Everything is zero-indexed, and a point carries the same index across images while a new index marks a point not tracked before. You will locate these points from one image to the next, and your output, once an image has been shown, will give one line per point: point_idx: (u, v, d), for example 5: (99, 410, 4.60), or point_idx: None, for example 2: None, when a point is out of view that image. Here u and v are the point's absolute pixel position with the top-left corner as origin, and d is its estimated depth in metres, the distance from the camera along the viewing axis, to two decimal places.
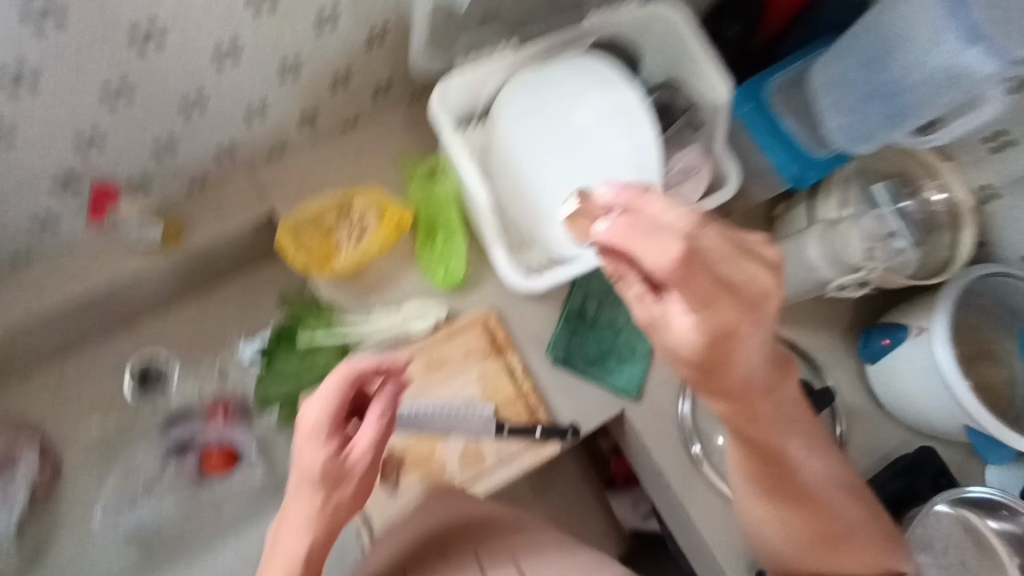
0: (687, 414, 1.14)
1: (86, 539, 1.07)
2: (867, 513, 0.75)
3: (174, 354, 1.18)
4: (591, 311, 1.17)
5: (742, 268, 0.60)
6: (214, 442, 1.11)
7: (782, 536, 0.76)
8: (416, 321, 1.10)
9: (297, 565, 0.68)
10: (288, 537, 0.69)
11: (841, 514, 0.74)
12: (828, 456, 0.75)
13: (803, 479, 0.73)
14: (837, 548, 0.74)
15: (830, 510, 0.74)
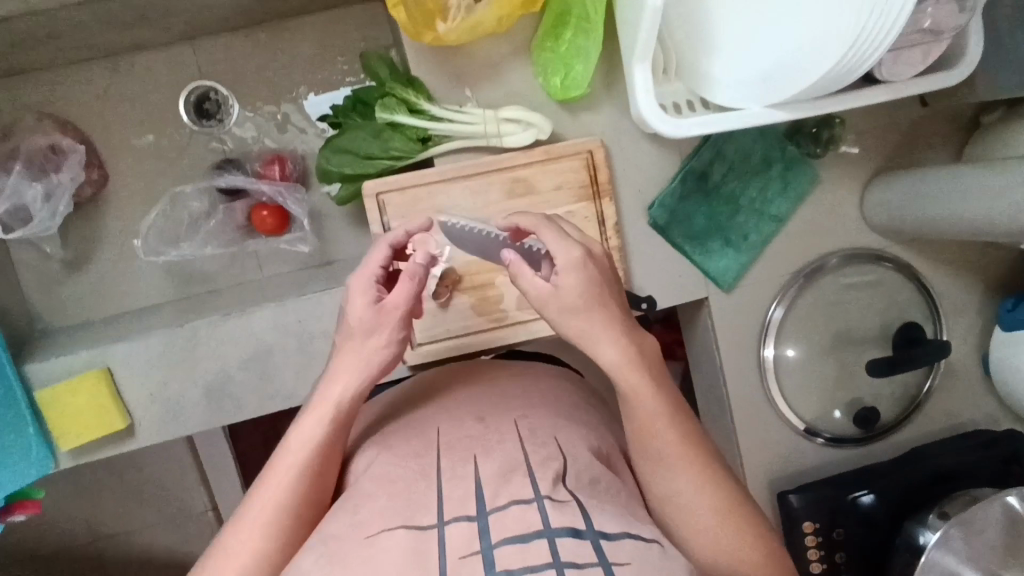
0: (810, 289, 1.03)
1: (129, 256, 1.04)
2: (739, 528, 0.64)
3: (226, 105, 1.03)
4: (766, 149, 0.98)
5: (557, 243, 0.67)
6: (266, 199, 1.00)
7: (727, 550, 0.64)
8: (491, 138, 0.91)
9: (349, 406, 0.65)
10: (340, 380, 0.65)
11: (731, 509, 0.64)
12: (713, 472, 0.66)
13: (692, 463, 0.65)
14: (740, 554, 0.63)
15: (714, 493, 0.65)
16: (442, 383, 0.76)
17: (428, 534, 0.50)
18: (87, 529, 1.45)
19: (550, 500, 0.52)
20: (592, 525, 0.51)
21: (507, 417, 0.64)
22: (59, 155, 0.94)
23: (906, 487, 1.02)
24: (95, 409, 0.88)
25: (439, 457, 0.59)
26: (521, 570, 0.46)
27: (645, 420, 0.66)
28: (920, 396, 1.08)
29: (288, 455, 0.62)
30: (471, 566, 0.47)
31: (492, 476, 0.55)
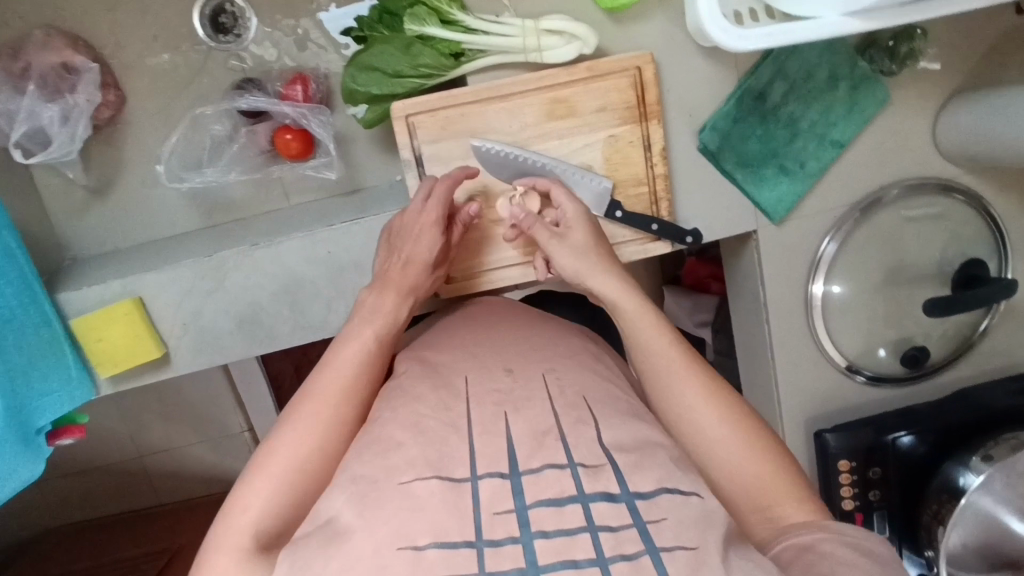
0: (859, 224, 0.96)
1: (153, 183, 1.01)
2: (756, 443, 0.63)
3: (240, 18, 0.96)
4: (833, 60, 0.87)
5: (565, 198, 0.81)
6: (290, 122, 0.94)
7: (739, 470, 0.62)
8: (534, 51, 0.82)
9: (374, 350, 0.69)
10: (364, 327, 0.70)
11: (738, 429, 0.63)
12: (733, 408, 0.64)
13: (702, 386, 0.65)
14: (761, 473, 0.62)
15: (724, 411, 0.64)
16: (468, 333, 0.77)
17: (462, 485, 0.52)
18: (134, 446, 1.52)
19: (585, 466, 0.54)
20: (628, 487, 0.52)
21: (535, 369, 0.67)
22: (73, 74, 0.89)
23: (950, 425, 0.99)
24: (130, 337, 0.88)
25: (470, 409, 0.61)
26: (557, 533, 0.49)
27: (649, 345, 0.68)
28: (971, 336, 1.03)
29: (321, 388, 0.64)
30: (505, 525, 0.50)
31: (525, 435, 0.57)
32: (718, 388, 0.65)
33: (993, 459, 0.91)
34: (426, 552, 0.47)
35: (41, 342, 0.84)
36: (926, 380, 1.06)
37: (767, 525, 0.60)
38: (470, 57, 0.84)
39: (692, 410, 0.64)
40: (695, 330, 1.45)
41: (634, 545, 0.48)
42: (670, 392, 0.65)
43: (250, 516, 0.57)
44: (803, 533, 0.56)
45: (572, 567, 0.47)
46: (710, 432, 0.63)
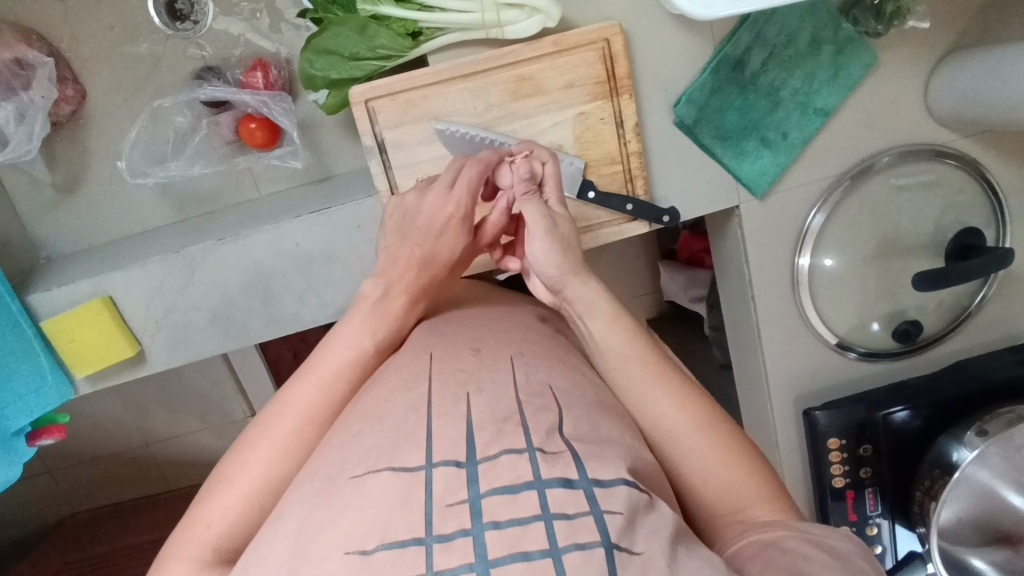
0: (847, 196, 0.92)
1: (122, 178, 0.99)
2: (723, 445, 0.59)
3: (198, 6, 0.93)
4: (816, 23, 0.82)
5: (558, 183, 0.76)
6: (251, 110, 0.91)
7: (705, 468, 0.59)
8: (495, 28, 0.78)
9: (364, 360, 0.65)
10: (352, 328, 0.66)
11: (704, 424, 0.60)
12: (696, 403, 0.61)
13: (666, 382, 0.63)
14: (727, 475, 0.58)
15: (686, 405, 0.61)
16: (441, 316, 0.74)
17: (416, 477, 0.48)
18: (140, 434, 1.54)
19: (543, 451, 0.50)
20: (587, 472, 0.48)
21: (503, 352, 0.64)
22: (27, 70, 0.87)
23: (948, 399, 0.95)
24: (101, 336, 0.87)
25: (431, 388, 0.57)
26: (508, 523, 0.45)
27: (618, 346, 0.66)
28: (968, 308, 0.99)
29: (296, 401, 0.62)
30: (457, 515, 0.45)
31: (485, 420, 0.53)
32: (687, 389, 0.63)
33: (988, 434, 0.87)
34: (374, 555, 0.43)
35: (11, 347, 0.84)
36: (921, 353, 1.02)
37: (735, 523, 0.55)
38: (429, 36, 0.80)
39: (653, 405, 0.62)
40: (690, 305, 1.41)
41: (589, 535, 0.44)
42: (632, 388, 0.63)
43: (209, 531, 0.56)
44: (764, 531, 0.52)
45: (522, 561, 0.43)
46: (672, 427, 0.60)
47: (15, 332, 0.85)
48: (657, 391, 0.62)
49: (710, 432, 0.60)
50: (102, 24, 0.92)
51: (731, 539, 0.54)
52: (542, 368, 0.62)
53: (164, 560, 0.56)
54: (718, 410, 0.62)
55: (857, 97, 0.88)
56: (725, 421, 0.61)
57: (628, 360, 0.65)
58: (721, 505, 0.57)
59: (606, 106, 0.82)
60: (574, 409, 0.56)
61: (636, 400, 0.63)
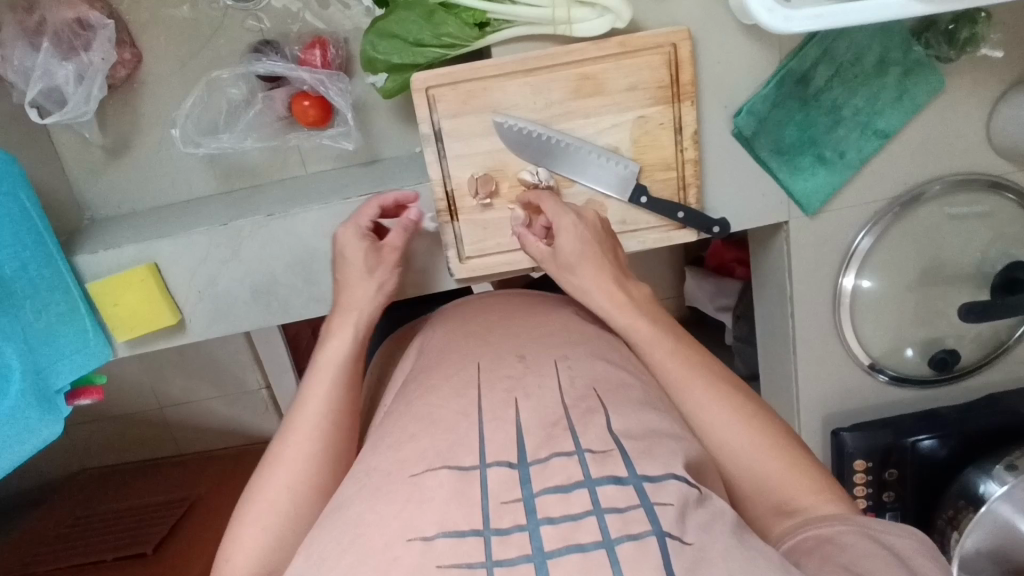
0: (898, 222, 0.91)
1: (171, 144, 0.99)
2: (768, 438, 0.60)
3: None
4: (890, 40, 0.81)
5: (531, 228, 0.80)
6: (307, 88, 0.90)
7: (750, 462, 0.59)
8: (562, 23, 0.77)
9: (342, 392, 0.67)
10: (330, 353, 0.70)
11: (749, 416, 0.61)
12: (739, 399, 0.62)
13: (706, 377, 0.64)
14: (774, 468, 0.58)
15: (730, 400, 0.62)
16: (488, 314, 0.74)
17: (471, 475, 0.49)
18: (155, 397, 1.55)
19: (593, 452, 0.50)
20: (635, 469, 0.48)
21: (547, 357, 0.63)
22: (88, 30, 0.87)
23: (978, 431, 0.96)
24: (145, 300, 0.88)
25: (481, 394, 0.57)
26: (562, 518, 0.46)
27: (652, 343, 0.67)
28: (1007, 341, 0.99)
29: (297, 428, 0.64)
30: (513, 512, 0.47)
31: (533, 425, 0.53)
32: (727, 383, 0.63)
33: (1017, 469, 0.88)
34: (435, 542, 0.45)
35: (58, 305, 0.85)
36: (955, 382, 1.02)
37: (789, 517, 0.56)
38: (496, 24, 0.79)
39: (695, 401, 0.62)
40: (714, 313, 1.41)
41: (641, 526, 0.44)
42: (674, 385, 0.64)
43: (235, 562, 0.58)
44: (825, 525, 0.52)
45: (578, 552, 0.44)
46: (718, 422, 0.61)
47: (64, 292, 0.85)
48: (702, 384, 0.63)
49: (754, 425, 0.60)
50: None
51: (786, 530, 0.55)
52: (586, 369, 0.61)
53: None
54: (758, 401, 0.63)
55: (918, 121, 0.87)
56: (768, 414, 0.62)
57: (667, 356, 0.66)
58: (769, 498, 0.58)
59: (667, 111, 0.82)
60: (620, 411, 0.55)
61: (679, 397, 0.63)
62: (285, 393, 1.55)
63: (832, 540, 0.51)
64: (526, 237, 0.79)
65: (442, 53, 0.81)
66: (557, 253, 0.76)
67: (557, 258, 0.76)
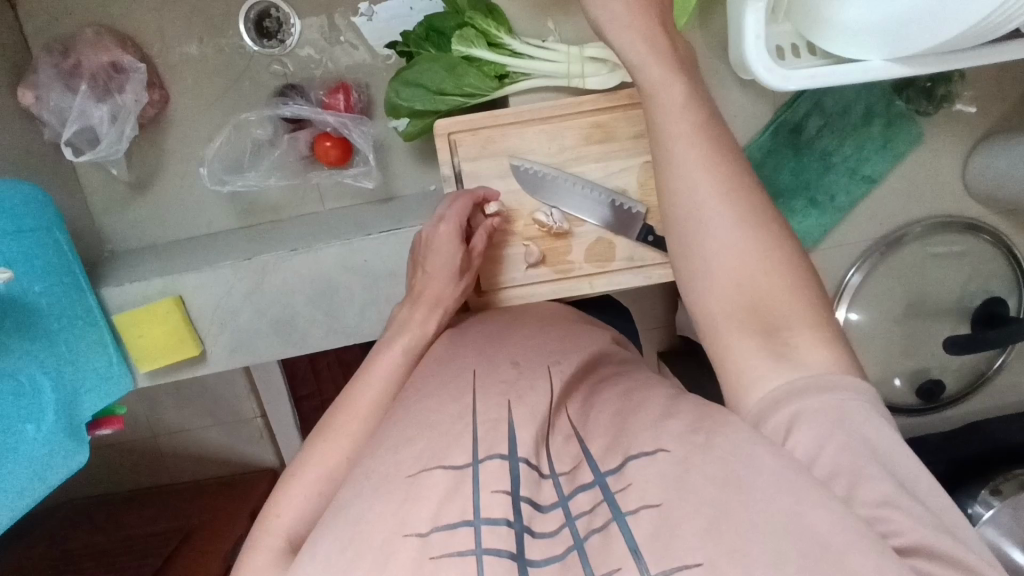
0: (885, 258, 0.97)
1: (195, 182, 1.02)
2: (758, 220, 0.56)
3: (286, 32, 0.98)
4: (877, 94, 0.88)
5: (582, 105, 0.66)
6: (330, 129, 0.95)
7: (746, 281, 0.55)
8: (575, 76, 0.84)
9: (394, 378, 0.71)
10: (401, 337, 0.74)
11: (758, 227, 0.56)
12: (750, 195, 0.57)
13: (719, 157, 0.58)
14: (772, 298, 0.54)
15: (739, 188, 0.57)
16: (489, 330, 0.77)
17: (465, 472, 0.52)
18: (149, 426, 1.55)
19: (564, 472, 0.54)
20: (599, 468, 0.53)
21: (539, 364, 0.66)
22: (120, 74, 0.91)
23: (958, 457, 1.02)
24: (169, 334, 0.90)
25: (476, 400, 0.59)
26: (542, 534, 0.49)
27: (671, 105, 0.61)
28: (987, 372, 1.04)
29: (350, 409, 0.68)
30: (501, 504, 0.50)
31: (525, 420, 0.56)
32: (740, 171, 0.58)
33: (1001, 493, 0.94)
34: (430, 537, 0.49)
35: (87, 337, 0.87)
36: (944, 411, 1.07)
37: (773, 385, 0.52)
38: (516, 78, 0.85)
39: (701, 169, 0.58)
40: None
41: (603, 518, 0.49)
42: (683, 145, 0.59)
43: (285, 518, 0.63)
44: (810, 396, 0.50)
45: (557, 563, 0.48)
46: (729, 203, 0.57)
47: (92, 324, 0.87)
48: (718, 149, 0.58)
49: (759, 245, 0.55)
50: (192, 37, 0.97)
51: (771, 393, 0.52)
52: (573, 376, 0.64)
53: (245, 557, 0.62)
54: (770, 209, 0.57)
55: (902, 169, 0.94)
56: (780, 235, 0.56)
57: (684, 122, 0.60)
58: (766, 350, 0.53)
59: None
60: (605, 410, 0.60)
61: (689, 155, 0.59)
62: (280, 422, 1.56)
63: (820, 415, 0.49)
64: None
65: (465, 103, 0.86)
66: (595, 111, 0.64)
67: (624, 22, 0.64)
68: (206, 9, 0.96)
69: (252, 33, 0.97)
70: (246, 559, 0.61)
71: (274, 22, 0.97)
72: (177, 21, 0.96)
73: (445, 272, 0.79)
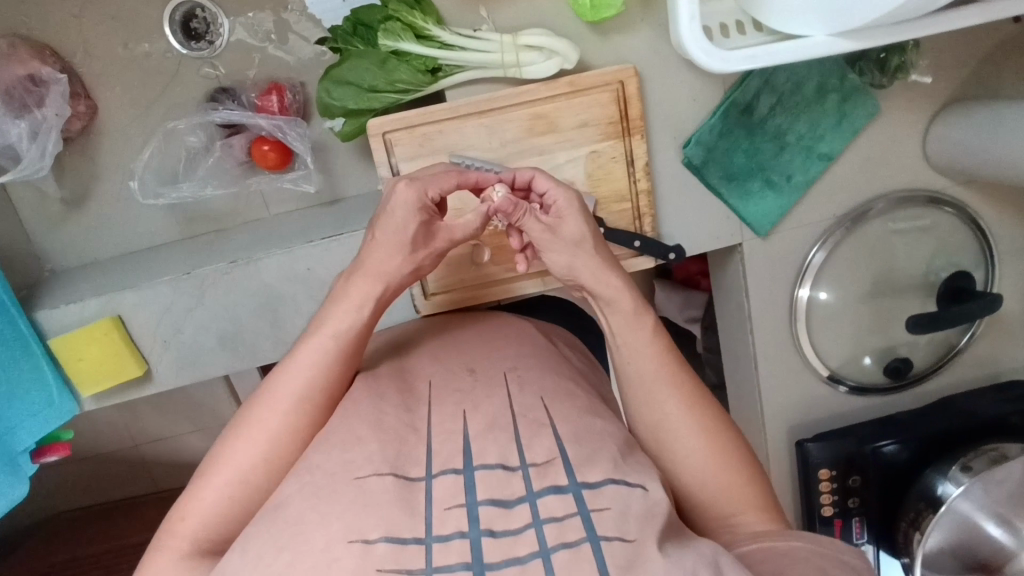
0: (848, 237, 0.95)
1: (130, 196, 0.99)
2: (700, 426, 0.67)
3: (214, 34, 0.93)
4: (827, 67, 0.85)
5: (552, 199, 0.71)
6: (265, 133, 0.91)
7: (707, 475, 0.66)
8: (511, 67, 0.80)
9: (324, 384, 0.65)
10: (335, 322, 0.66)
11: (711, 465, 0.66)
12: (708, 434, 0.66)
13: (668, 389, 0.68)
14: (730, 483, 0.65)
15: (695, 421, 0.67)
16: (445, 339, 0.76)
17: (416, 484, 0.53)
18: (129, 435, 1.46)
19: (535, 465, 0.55)
20: (575, 477, 0.53)
21: (496, 371, 0.68)
22: (40, 86, 0.87)
23: (935, 434, 0.99)
24: (109, 355, 0.88)
25: (431, 411, 0.62)
26: (503, 533, 0.49)
27: (636, 344, 0.69)
28: (959, 346, 1.03)
29: (264, 415, 0.63)
30: (455, 518, 0.50)
31: (479, 430, 0.58)
32: (697, 395, 0.68)
33: (972, 470, 0.91)
34: (376, 545, 0.47)
35: (21, 365, 0.85)
36: (913, 387, 1.06)
37: (744, 539, 0.60)
38: (451, 71, 0.81)
39: (658, 417, 0.68)
40: (685, 325, 1.42)
41: (576, 534, 0.49)
42: (648, 400, 0.68)
43: (190, 523, 0.61)
44: (779, 538, 0.58)
45: (516, 565, 0.47)
46: (688, 424, 0.67)
47: (25, 349, 0.85)
48: (680, 408, 0.67)
49: (716, 446, 0.66)
50: (114, 42, 0.92)
51: (739, 543, 0.60)
52: (534, 380, 0.66)
53: (149, 560, 0.61)
54: (722, 419, 0.68)
55: (858, 144, 0.91)
56: (730, 430, 0.67)
57: (643, 359, 0.69)
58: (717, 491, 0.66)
59: (619, 146, 0.85)
60: (565, 417, 0.60)
61: (640, 414, 0.69)
62: None
63: (784, 554, 0.57)
64: (522, 220, 0.71)
65: (400, 99, 0.82)
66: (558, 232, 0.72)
67: (560, 233, 0.72)
68: (127, 12, 0.91)
69: (179, 37, 0.93)
70: (152, 559, 0.61)
71: (201, 23, 0.93)
72: (98, 27, 0.91)
73: (397, 250, 0.68)
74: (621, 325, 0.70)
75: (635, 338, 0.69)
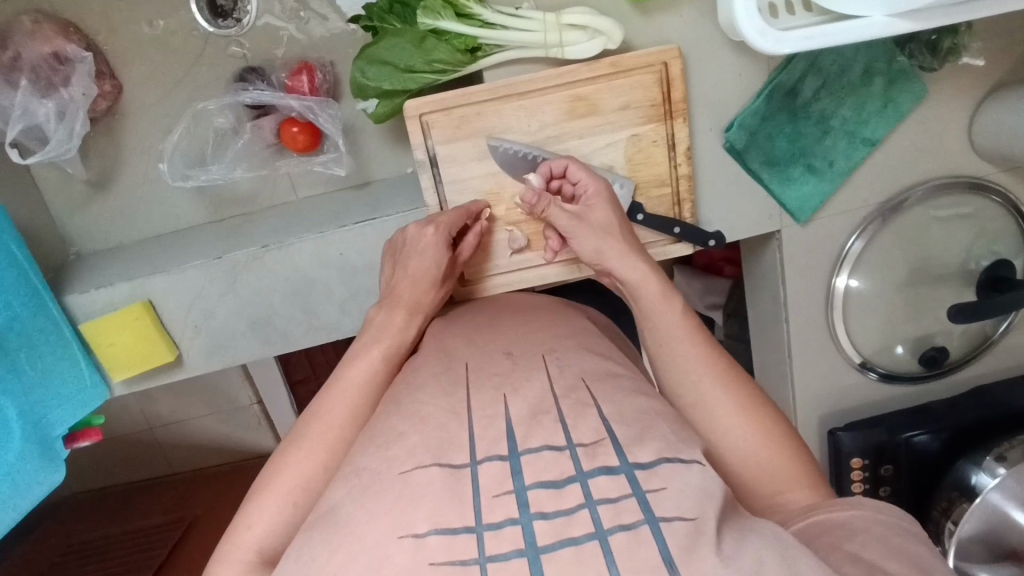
0: (888, 222, 0.93)
1: (158, 177, 0.97)
2: (741, 402, 0.63)
3: (242, 12, 0.91)
4: (877, 48, 0.82)
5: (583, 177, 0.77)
6: (296, 115, 0.89)
7: (751, 454, 0.61)
8: (553, 49, 0.78)
9: (378, 373, 0.66)
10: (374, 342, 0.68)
11: (754, 444, 0.62)
12: (748, 412, 0.62)
13: (705, 366, 0.65)
14: (773, 463, 0.61)
15: (734, 399, 0.63)
16: (480, 324, 0.74)
17: (461, 472, 0.50)
18: (143, 417, 1.45)
19: (583, 445, 0.51)
20: (627, 458, 0.49)
21: (534, 352, 0.65)
22: (65, 64, 0.84)
23: (969, 423, 0.98)
24: (141, 340, 0.87)
25: (470, 396, 0.58)
26: (556, 514, 0.46)
27: (666, 325, 0.67)
28: (994, 337, 1.01)
29: (326, 413, 0.63)
30: (505, 505, 0.47)
31: (523, 416, 0.54)
32: (732, 372, 0.65)
33: (1007, 460, 0.90)
34: (426, 539, 0.44)
35: (51, 351, 0.84)
36: (945, 377, 1.05)
37: (803, 521, 0.55)
38: (491, 51, 0.79)
39: (697, 394, 0.64)
40: (705, 311, 1.40)
41: (633, 515, 0.45)
42: (683, 378, 0.65)
43: (246, 539, 0.58)
44: (840, 511, 0.54)
45: (572, 546, 0.44)
46: (728, 401, 0.63)
47: (57, 335, 0.85)
48: (719, 384, 0.64)
49: (758, 425, 0.62)
50: (138, 18, 0.89)
51: (797, 525, 0.55)
52: (575, 361, 0.63)
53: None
54: (760, 396, 0.64)
55: (903, 129, 0.89)
56: (769, 408, 0.64)
57: (677, 338, 0.67)
58: (761, 470, 0.61)
59: (660, 132, 0.83)
60: (611, 398, 0.56)
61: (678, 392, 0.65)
62: (278, 410, 1.44)
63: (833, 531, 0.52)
64: (547, 210, 0.75)
65: (438, 80, 0.80)
66: (586, 218, 0.75)
67: (588, 219, 0.75)
68: None
69: (208, 14, 0.90)
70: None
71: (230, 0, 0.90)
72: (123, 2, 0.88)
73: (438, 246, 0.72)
74: (651, 305, 0.69)
75: (667, 319, 0.68)
